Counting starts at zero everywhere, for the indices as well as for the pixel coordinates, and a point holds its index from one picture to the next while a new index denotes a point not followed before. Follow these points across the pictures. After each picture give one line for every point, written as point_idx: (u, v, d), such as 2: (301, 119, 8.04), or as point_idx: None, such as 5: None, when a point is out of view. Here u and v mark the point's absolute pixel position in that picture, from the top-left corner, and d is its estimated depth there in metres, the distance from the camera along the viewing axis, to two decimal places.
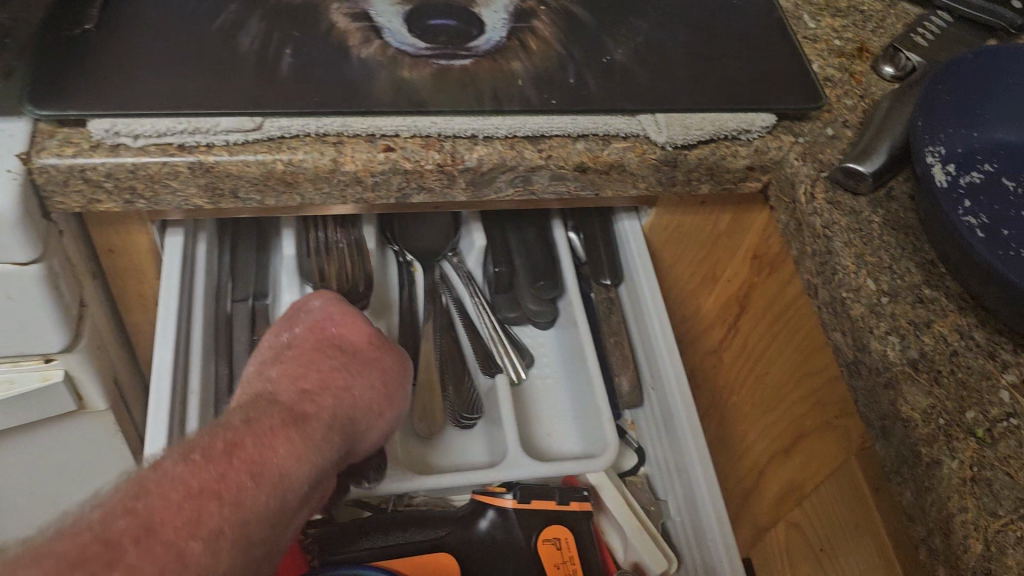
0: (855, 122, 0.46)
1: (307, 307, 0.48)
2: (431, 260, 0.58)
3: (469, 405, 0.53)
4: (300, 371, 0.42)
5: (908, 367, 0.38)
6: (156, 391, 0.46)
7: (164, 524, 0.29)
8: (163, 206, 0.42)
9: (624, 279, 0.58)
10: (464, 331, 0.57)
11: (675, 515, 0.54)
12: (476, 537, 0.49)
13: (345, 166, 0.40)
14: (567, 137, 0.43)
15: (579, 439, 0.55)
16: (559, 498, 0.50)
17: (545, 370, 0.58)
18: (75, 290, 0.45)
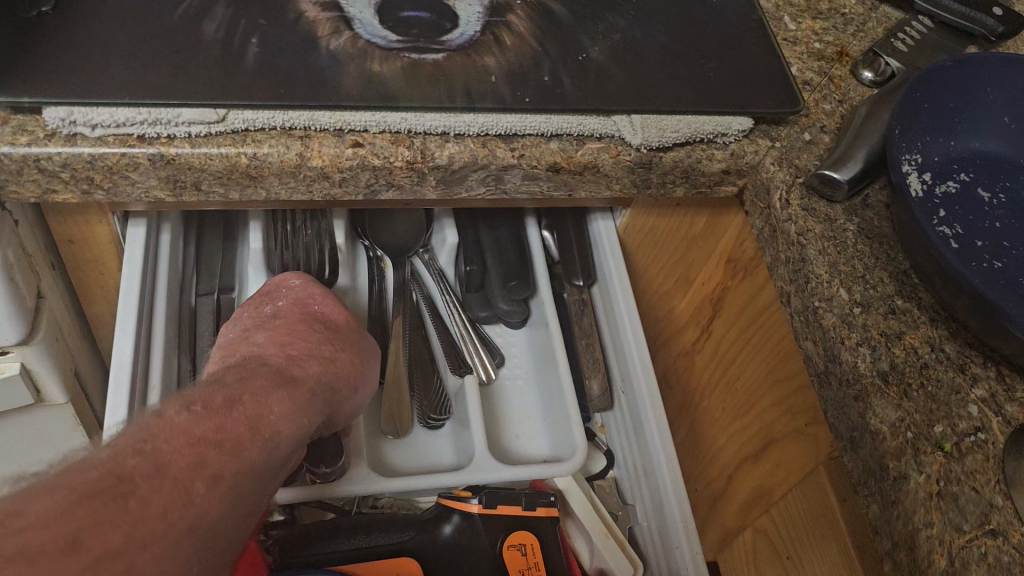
0: (832, 128, 0.46)
1: (285, 283, 0.48)
2: (403, 257, 0.57)
3: (438, 405, 0.52)
4: (288, 342, 0.43)
5: (878, 378, 0.37)
6: (114, 384, 0.45)
7: (172, 463, 0.30)
8: (123, 197, 0.40)
9: (597, 281, 0.58)
10: (435, 330, 0.56)
11: (641, 520, 0.53)
12: (441, 542, 0.49)
13: (311, 161, 0.39)
14: (541, 137, 0.42)
15: (548, 441, 0.54)
16: (526, 504, 0.50)
17: (516, 370, 0.57)
18: (31, 281, 0.44)
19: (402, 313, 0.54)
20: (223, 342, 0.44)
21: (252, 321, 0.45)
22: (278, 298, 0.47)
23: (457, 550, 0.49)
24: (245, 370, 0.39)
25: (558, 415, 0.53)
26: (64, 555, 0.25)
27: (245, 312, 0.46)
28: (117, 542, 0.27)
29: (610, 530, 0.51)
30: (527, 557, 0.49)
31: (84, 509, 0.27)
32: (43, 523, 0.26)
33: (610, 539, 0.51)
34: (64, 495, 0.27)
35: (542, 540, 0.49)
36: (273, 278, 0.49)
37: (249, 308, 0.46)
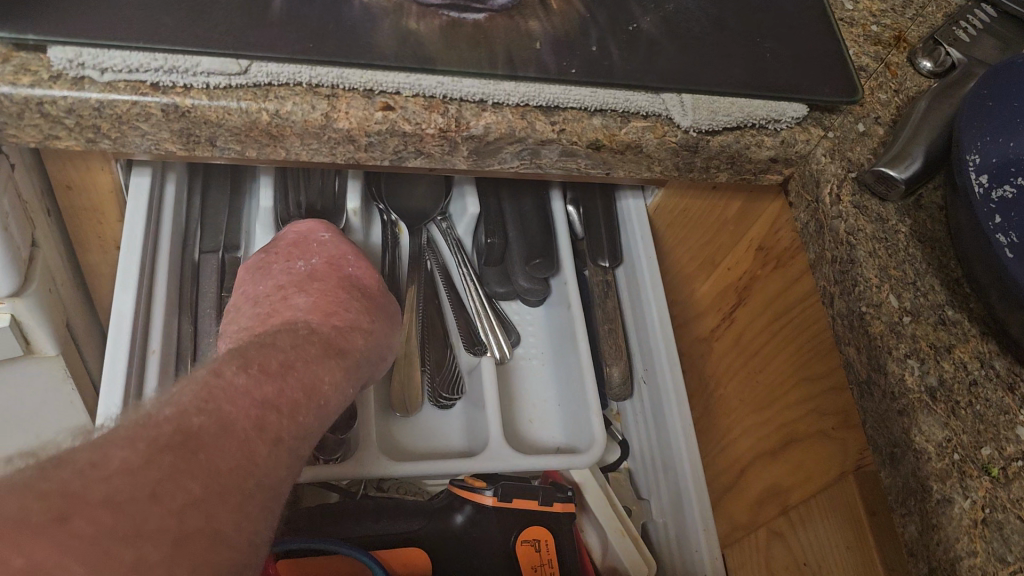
0: (887, 120, 0.43)
1: (314, 234, 0.47)
2: (420, 223, 0.56)
3: (450, 384, 0.53)
4: (326, 309, 0.42)
5: (926, 394, 0.35)
6: (113, 341, 0.42)
7: (238, 423, 0.30)
8: (130, 148, 0.37)
9: (624, 264, 0.58)
10: (449, 302, 0.56)
11: (657, 517, 0.56)
12: (452, 530, 0.51)
13: (337, 122, 0.36)
14: (584, 111, 0.39)
15: (562, 428, 0.55)
16: (542, 499, 0.52)
17: (531, 350, 0.57)
18: (26, 228, 0.41)
19: (419, 286, 0.54)
20: (251, 293, 0.44)
21: (283, 273, 0.44)
22: (307, 252, 0.46)
23: (469, 540, 0.51)
24: (284, 333, 0.38)
25: (574, 405, 0.54)
26: (147, 505, 0.25)
27: (274, 262, 0.45)
28: (195, 494, 0.27)
29: (625, 527, 0.54)
30: (540, 552, 0.51)
31: (160, 463, 0.27)
32: (126, 475, 0.26)
33: (625, 538, 0.53)
34: (141, 448, 0.27)
35: (555, 535, 0.52)
36: (297, 225, 0.48)
37: (278, 257, 0.45)
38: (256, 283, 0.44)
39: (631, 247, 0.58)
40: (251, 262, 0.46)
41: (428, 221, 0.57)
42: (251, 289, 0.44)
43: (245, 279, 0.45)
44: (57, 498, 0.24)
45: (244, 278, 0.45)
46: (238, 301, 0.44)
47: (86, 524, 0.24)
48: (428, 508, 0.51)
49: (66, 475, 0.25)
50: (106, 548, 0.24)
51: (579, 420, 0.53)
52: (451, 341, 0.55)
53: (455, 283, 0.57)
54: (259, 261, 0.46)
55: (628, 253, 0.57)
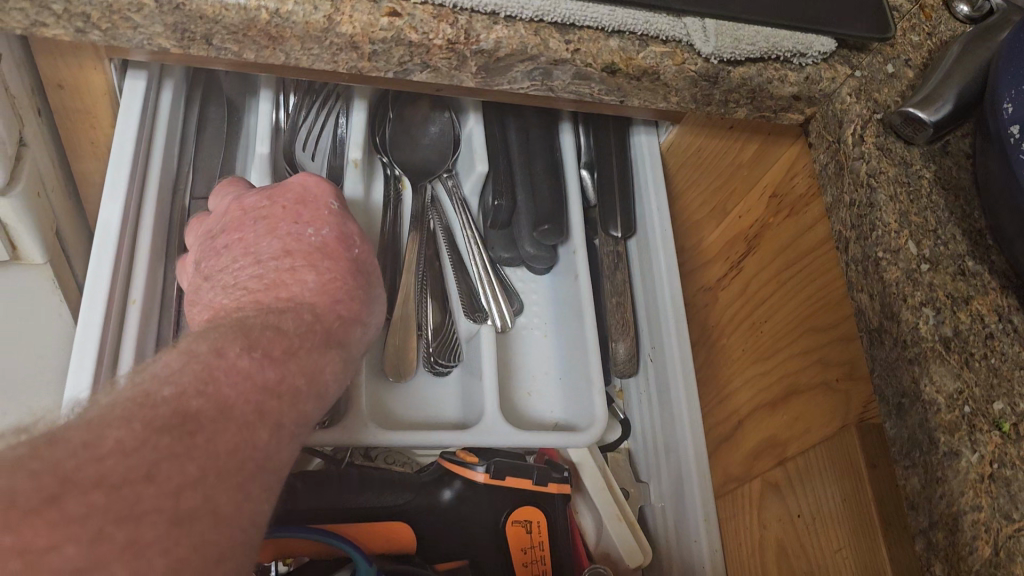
0: (918, 63, 0.41)
1: (324, 195, 0.42)
2: (423, 179, 0.53)
3: (446, 350, 0.48)
4: (332, 296, 0.38)
5: (939, 344, 0.34)
6: (92, 280, 0.39)
7: (236, 407, 0.29)
8: (122, 41, 0.35)
9: (636, 235, 0.54)
10: (450, 265, 0.51)
11: (655, 502, 0.52)
12: (438, 508, 0.45)
13: (340, 26, 0.34)
14: (600, 31, 0.37)
15: (562, 405, 0.49)
16: (536, 478, 0.46)
17: (533, 320, 0.52)
18: (13, 125, 0.39)
19: (418, 242, 0.49)
20: (243, 253, 0.38)
21: (286, 237, 0.39)
22: (317, 216, 0.40)
23: (457, 517, 0.45)
24: (279, 314, 0.35)
25: (575, 377, 0.48)
26: (142, 485, 0.24)
27: (278, 223, 0.39)
28: (190, 476, 0.25)
29: (623, 511, 0.48)
30: (530, 534, 0.46)
31: (156, 444, 0.25)
32: (120, 457, 0.24)
33: (623, 523, 0.48)
34: (138, 426, 0.25)
35: (549, 518, 0.47)
36: (308, 178, 0.42)
37: (282, 211, 0.40)
38: (249, 233, 0.39)
39: (644, 214, 0.54)
40: (242, 206, 0.40)
41: (434, 178, 0.53)
42: (244, 246, 0.38)
43: (236, 229, 0.39)
44: (52, 478, 0.22)
45: (235, 223, 0.40)
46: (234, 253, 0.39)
47: (79, 505, 0.22)
48: (414, 481, 0.46)
49: (58, 454, 0.23)
50: (99, 528, 0.22)
51: (580, 397, 0.47)
52: (449, 307, 0.49)
53: (459, 245, 0.52)
54: (258, 209, 0.40)
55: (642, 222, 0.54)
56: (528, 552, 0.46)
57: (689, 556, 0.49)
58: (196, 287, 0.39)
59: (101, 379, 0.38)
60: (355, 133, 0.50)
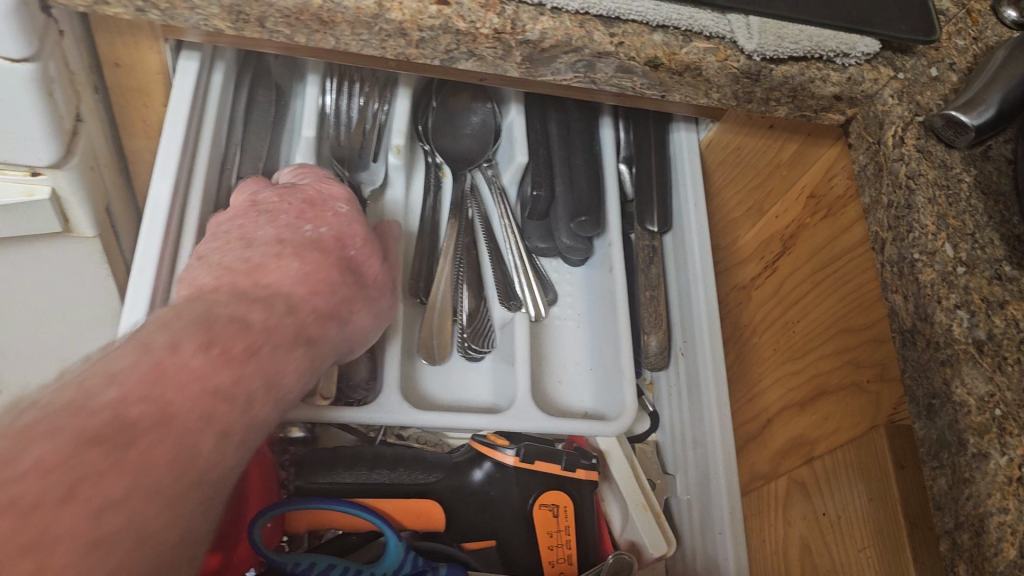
0: (963, 67, 0.40)
1: (336, 197, 0.43)
2: (463, 169, 0.54)
3: (481, 335, 0.48)
4: (311, 290, 0.37)
5: (972, 347, 0.34)
6: (142, 251, 0.40)
7: (182, 413, 0.27)
8: (179, 21, 0.36)
9: (673, 230, 0.54)
10: (487, 253, 0.52)
11: (680, 493, 0.52)
12: (469, 488, 0.46)
13: (390, 13, 0.35)
14: (645, 26, 0.38)
15: (592, 394, 0.50)
16: (565, 464, 0.46)
17: (567, 310, 0.53)
18: (72, 101, 0.41)
19: (455, 230, 0.50)
20: (243, 234, 0.39)
21: (287, 230, 0.39)
22: (321, 216, 0.41)
23: (486, 498, 0.46)
24: (249, 304, 0.33)
25: (607, 368, 0.49)
26: (58, 509, 0.22)
27: (281, 215, 0.40)
28: (116, 497, 0.24)
29: (649, 501, 0.49)
30: (557, 519, 0.46)
31: (80, 460, 0.23)
32: (39, 476, 0.23)
33: (647, 513, 0.48)
34: (66, 441, 0.24)
35: (577, 504, 0.47)
36: (322, 184, 0.43)
37: (289, 204, 0.41)
38: (255, 217, 0.40)
39: (682, 209, 0.54)
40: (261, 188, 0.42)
41: (473, 167, 0.54)
42: (245, 230, 0.39)
43: (245, 206, 0.40)
44: None
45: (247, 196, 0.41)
46: (230, 237, 0.38)
47: None
48: (447, 461, 0.46)
49: None
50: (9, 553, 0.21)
51: (610, 388, 0.48)
52: (485, 294, 0.50)
53: (496, 235, 0.53)
54: (272, 196, 0.41)
55: (678, 218, 0.54)
56: (554, 536, 0.46)
57: (714, 548, 0.49)
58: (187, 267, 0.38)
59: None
60: (398, 121, 0.51)
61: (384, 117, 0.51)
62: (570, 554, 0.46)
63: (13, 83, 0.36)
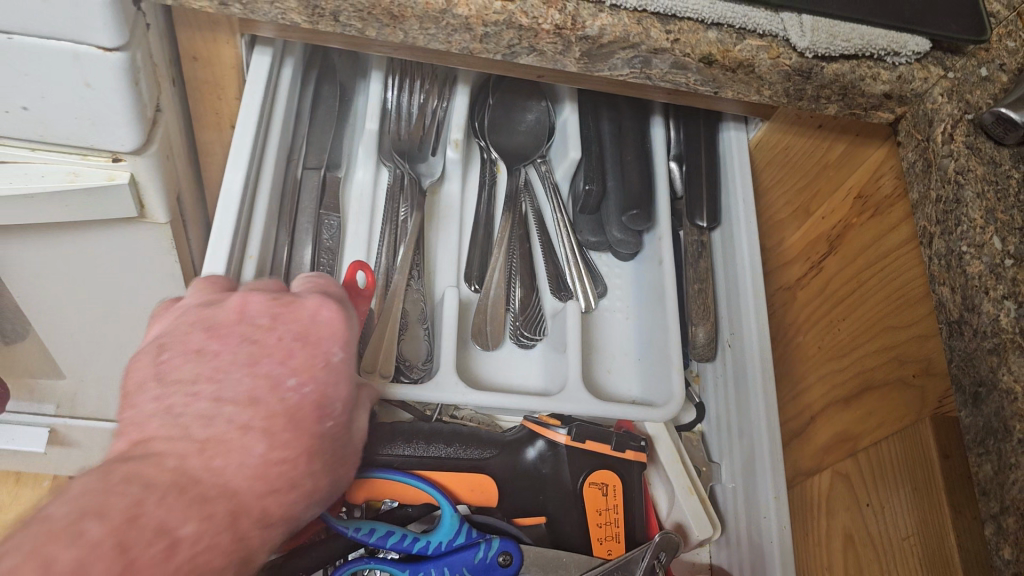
0: (1014, 68, 0.40)
1: (329, 337, 0.34)
2: (518, 164, 0.55)
3: (533, 323, 0.50)
4: (264, 484, 0.30)
5: (1019, 335, 0.34)
6: (218, 224, 0.42)
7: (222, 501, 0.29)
8: (258, 15, 0.38)
9: (721, 226, 0.55)
10: (540, 246, 0.53)
11: (727, 481, 0.53)
12: (521, 468, 0.47)
13: (457, 8, 0.37)
14: (700, 24, 0.39)
15: (640, 383, 0.51)
16: (615, 445, 0.48)
17: (616, 304, 0.54)
18: (154, 92, 0.43)
19: (509, 223, 0.52)
20: (205, 360, 0.31)
21: (268, 380, 0.31)
22: (307, 366, 0.33)
23: (537, 477, 0.47)
24: (193, 505, 0.28)
25: (655, 359, 0.50)
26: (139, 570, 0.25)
27: (265, 356, 0.32)
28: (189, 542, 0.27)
29: (694, 486, 0.50)
30: (605, 497, 0.47)
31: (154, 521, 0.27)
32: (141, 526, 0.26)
33: (694, 498, 0.50)
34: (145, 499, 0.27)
35: (625, 482, 0.48)
36: (320, 309, 0.35)
37: (276, 342, 0.33)
38: (231, 343, 0.32)
39: (731, 204, 0.55)
40: (258, 299, 0.34)
41: (528, 163, 0.56)
42: (210, 362, 0.31)
43: (223, 321, 0.33)
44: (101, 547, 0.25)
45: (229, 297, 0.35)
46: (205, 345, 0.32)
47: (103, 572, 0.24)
48: (501, 439, 0.48)
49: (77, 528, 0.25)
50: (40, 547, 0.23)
51: (657, 376, 0.49)
52: (537, 284, 0.52)
53: (549, 228, 0.55)
54: (261, 320, 0.33)
55: (726, 213, 0.55)
56: (603, 514, 0.47)
57: (762, 535, 0.49)
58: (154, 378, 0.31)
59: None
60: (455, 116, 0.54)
61: (442, 114, 0.54)
62: (618, 532, 0.47)
63: (104, 70, 0.38)
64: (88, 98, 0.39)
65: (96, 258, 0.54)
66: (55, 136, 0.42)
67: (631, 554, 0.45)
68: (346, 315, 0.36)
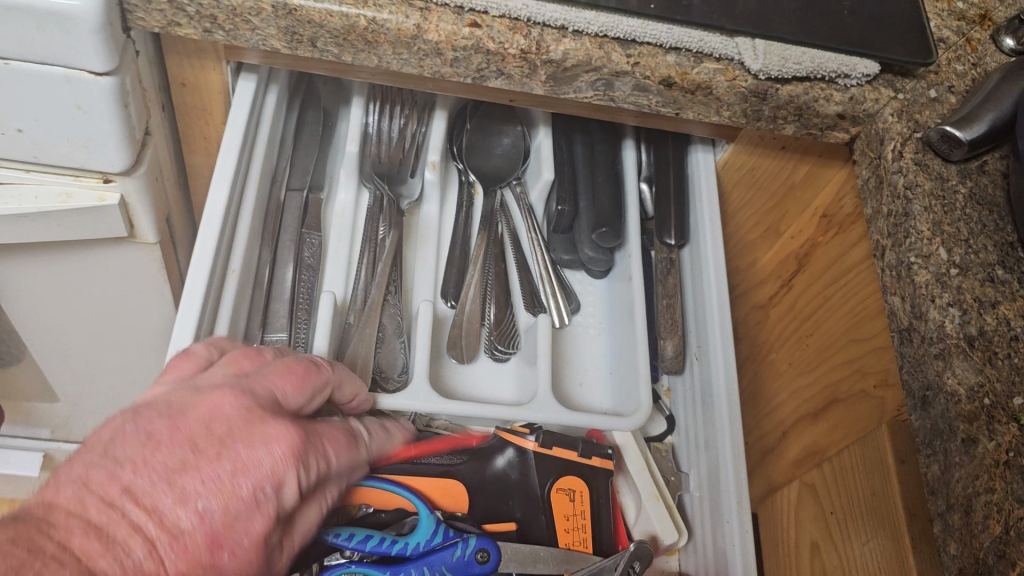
0: (962, 89, 0.43)
1: (266, 460, 0.30)
2: (493, 185, 0.58)
3: (507, 337, 0.52)
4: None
5: (964, 341, 0.36)
6: (202, 237, 0.43)
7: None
8: (242, 42, 0.41)
9: (689, 243, 0.57)
10: (515, 264, 0.55)
11: (693, 489, 0.53)
12: (492, 475, 0.49)
13: (427, 34, 0.39)
14: (659, 48, 0.41)
15: (610, 396, 0.52)
16: (581, 451, 0.50)
17: (590, 320, 0.55)
18: (143, 115, 0.45)
19: (484, 242, 0.55)
20: (142, 447, 0.28)
21: (178, 494, 0.28)
22: (224, 493, 0.28)
23: (508, 484, 0.49)
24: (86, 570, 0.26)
25: (625, 372, 0.51)
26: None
27: (191, 469, 0.28)
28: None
29: (660, 493, 0.52)
30: (573, 503, 0.49)
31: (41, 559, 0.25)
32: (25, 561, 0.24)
33: (660, 502, 0.51)
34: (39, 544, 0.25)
35: (594, 489, 0.49)
36: (279, 436, 0.30)
37: (212, 460, 0.29)
38: (176, 443, 0.29)
39: (699, 224, 0.56)
40: (238, 407, 0.31)
41: (503, 184, 0.58)
42: (145, 453, 0.28)
43: (191, 413, 0.30)
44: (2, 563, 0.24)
45: (221, 384, 0.33)
46: (154, 428, 0.29)
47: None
48: (471, 446, 0.49)
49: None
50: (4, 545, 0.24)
51: (626, 387, 0.51)
52: (512, 301, 0.54)
53: (523, 246, 0.57)
54: (219, 427, 0.30)
55: (695, 230, 0.56)
56: (571, 519, 0.49)
57: (723, 537, 0.49)
58: (105, 437, 0.29)
59: (195, 359, 0.41)
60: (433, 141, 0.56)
61: (421, 138, 0.56)
62: (585, 538, 0.49)
63: (95, 93, 0.40)
64: (80, 121, 0.41)
65: (85, 278, 0.56)
66: (46, 158, 0.44)
67: (603, 562, 0.46)
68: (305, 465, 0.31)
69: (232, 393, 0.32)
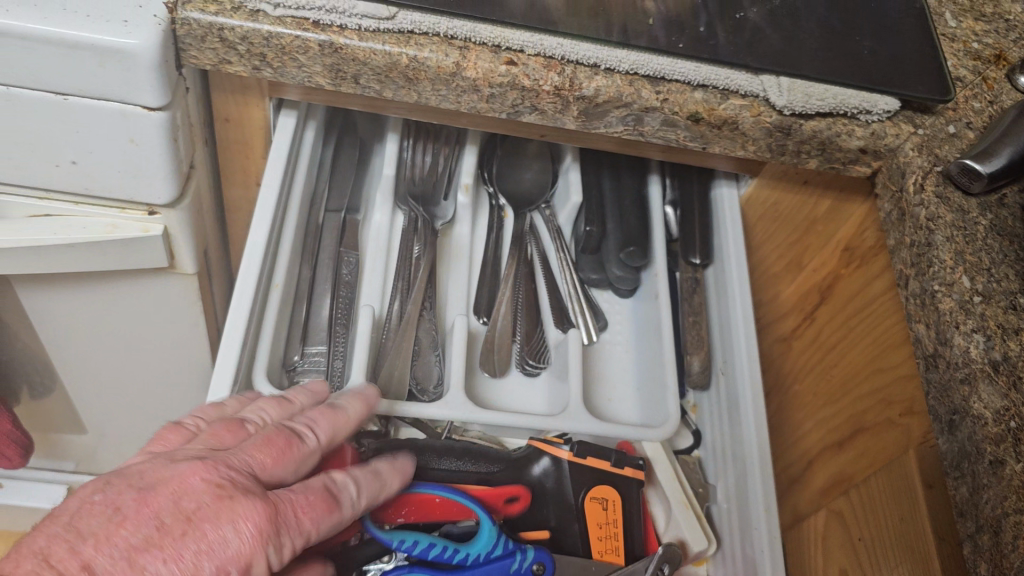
0: (979, 126, 0.44)
1: (231, 547, 0.31)
2: (524, 208, 0.60)
3: (538, 353, 0.53)
4: None
5: (988, 366, 0.37)
6: (247, 259, 0.45)
7: None
8: (287, 79, 0.43)
9: (714, 263, 0.58)
10: (544, 285, 0.56)
11: (720, 500, 0.54)
12: (526, 480, 0.50)
13: (466, 71, 0.41)
14: (686, 85, 0.43)
15: (638, 410, 0.53)
16: (614, 461, 0.51)
17: (618, 338, 0.57)
18: (190, 149, 0.47)
19: (514, 267, 0.56)
20: (106, 522, 0.30)
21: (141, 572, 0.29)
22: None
23: (542, 490, 0.50)
24: None
25: (653, 388, 0.52)
26: None
27: (155, 547, 0.30)
28: None
29: (690, 502, 0.52)
30: (606, 512, 0.50)
31: None
32: None
33: (690, 512, 0.51)
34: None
35: (625, 499, 0.50)
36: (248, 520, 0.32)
37: (178, 542, 0.30)
38: (144, 519, 0.31)
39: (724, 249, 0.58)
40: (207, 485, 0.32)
41: (533, 208, 0.60)
42: (110, 529, 0.30)
43: (160, 488, 0.32)
44: None
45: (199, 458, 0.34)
46: (122, 498, 0.31)
47: None
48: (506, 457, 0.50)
49: None
50: None
51: (653, 398, 0.52)
52: (542, 319, 0.55)
53: (552, 267, 0.58)
54: (188, 505, 0.31)
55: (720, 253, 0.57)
56: (603, 527, 0.49)
57: (752, 546, 0.50)
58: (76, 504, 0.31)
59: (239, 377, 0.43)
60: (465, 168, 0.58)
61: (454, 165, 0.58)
62: (618, 547, 0.49)
63: (147, 127, 0.42)
64: (132, 154, 0.43)
65: (123, 307, 0.57)
66: (97, 190, 0.46)
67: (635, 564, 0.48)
68: (274, 539, 0.33)
69: (205, 468, 0.33)
